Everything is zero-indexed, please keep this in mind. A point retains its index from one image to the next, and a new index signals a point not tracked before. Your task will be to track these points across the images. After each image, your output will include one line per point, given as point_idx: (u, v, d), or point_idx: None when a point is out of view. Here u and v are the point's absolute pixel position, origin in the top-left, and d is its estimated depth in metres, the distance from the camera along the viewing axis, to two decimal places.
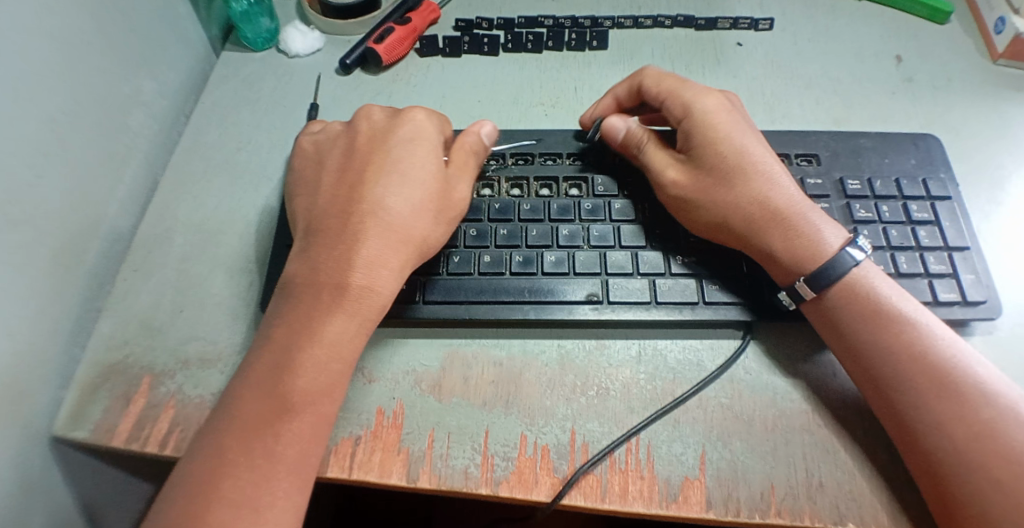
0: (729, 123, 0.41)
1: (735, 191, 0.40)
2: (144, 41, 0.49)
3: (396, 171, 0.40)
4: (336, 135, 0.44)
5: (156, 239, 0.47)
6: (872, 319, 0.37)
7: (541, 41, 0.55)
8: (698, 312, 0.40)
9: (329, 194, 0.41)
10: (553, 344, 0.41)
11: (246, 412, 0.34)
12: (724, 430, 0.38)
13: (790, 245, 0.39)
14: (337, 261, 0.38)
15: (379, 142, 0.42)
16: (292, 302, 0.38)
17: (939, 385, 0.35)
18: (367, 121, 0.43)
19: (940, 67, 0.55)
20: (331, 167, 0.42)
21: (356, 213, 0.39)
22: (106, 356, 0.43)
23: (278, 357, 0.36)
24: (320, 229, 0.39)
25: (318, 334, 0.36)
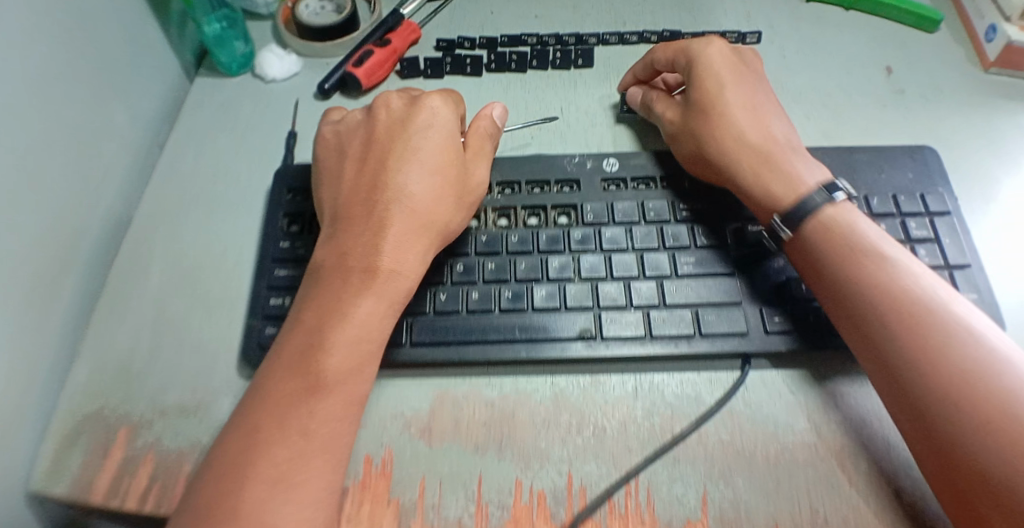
0: (723, 74, 0.45)
1: (722, 128, 0.43)
2: (113, 72, 0.47)
3: (418, 158, 0.40)
4: (354, 122, 0.44)
5: (130, 279, 0.46)
6: (860, 276, 0.37)
7: (524, 60, 0.54)
8: (694, 345, 0.39)
9: (351, 183, 0.40)
10: (546, 382, 0.40)
11: (277, 394, 0.33)
12: (726, 467, 0.37)
13: (761, 177, 0.42)
14: (362, 244, 0.38)
15: (399, 129, 0.42)
16: (318, 286, 0.37)
17: (929, 346, 0.34)
18: (387, 105, 0.43)
19: (931, 77, 0.54)
20: (352, 155, 0.42)
21: (380, 201, 0.39)
22: (80, 405, 0.41)
23: (307, 339, 0.35)
24: (345, 215, 0.39)
25: (347, 314, 0.35)
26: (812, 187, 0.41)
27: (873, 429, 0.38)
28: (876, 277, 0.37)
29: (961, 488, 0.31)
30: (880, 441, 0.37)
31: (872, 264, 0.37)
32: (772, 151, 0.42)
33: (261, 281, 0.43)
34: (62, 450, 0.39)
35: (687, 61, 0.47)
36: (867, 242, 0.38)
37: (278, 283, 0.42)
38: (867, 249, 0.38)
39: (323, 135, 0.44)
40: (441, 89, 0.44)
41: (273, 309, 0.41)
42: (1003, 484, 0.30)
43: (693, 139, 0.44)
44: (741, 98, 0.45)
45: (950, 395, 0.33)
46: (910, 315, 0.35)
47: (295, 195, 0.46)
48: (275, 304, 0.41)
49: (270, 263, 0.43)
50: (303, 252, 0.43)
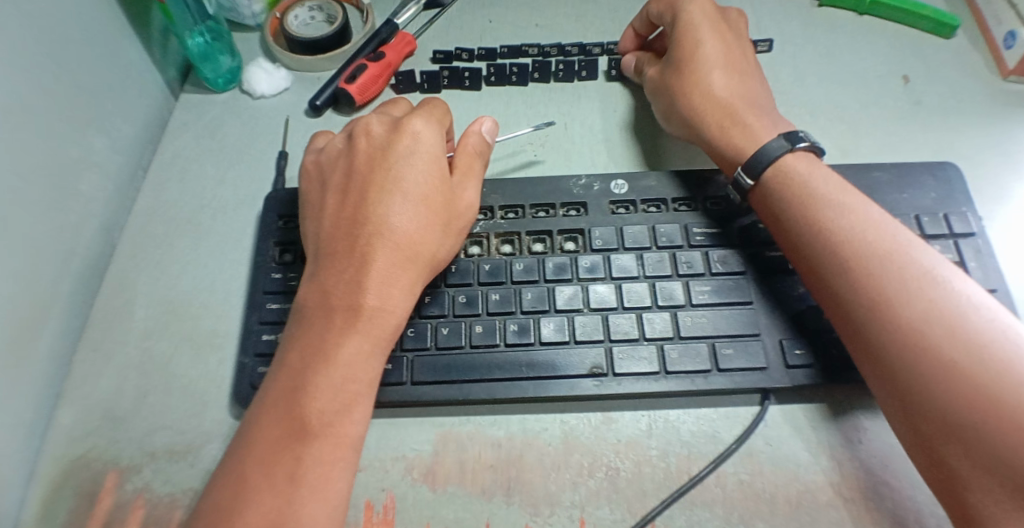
0: (699, 30, 0.47)
1: (693, 86, 0.45)
2: (93, 95, 0.44)
3: (399, 185, 0.38)
4: (333, 150, 0.41)
5: (116, 313, 0.43)
6: (838, 247, 0.37)
7: (526, 73, 0.52)
8: (711, 381, 0.37)
9: (332, 216, 0.38)
10: (556, 420, 0.38)
11: (263, 442, 0.32)
12: (747, 511, 0.35)
13: (723, 129, 0.44)
14: (344, 280, 0.35)
15: (381, 157, 0.39)
16: (299, 328, 0.35)
17: (890, 293, 0.34)
18: (366, 130, 0.40)
19: (949, 86, 0.52)
20: (333, 187, 0.39)
21: (363, 234, 0.36)
22: (65, 452, 0.39)
23: (288, 385, 0.33)
24: (325, 250, 0.37)
25: (329, 355, 0.33)
26: (772, 138, 0.42)
27: (900, 466, 0.36)
28: (837, 226, 0.37)
29: (930, 435, 0.31)
30: (907, 479, 0.36)
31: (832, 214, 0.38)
32: (737, 105, 0.44)
33: (252, 316, 0.40)
34: (46, 501, 0.37)
35: (674, 19, 0.48)
36: (845, 213, 0.38)
37: (270, 318, 0.40)
38: (827, 200, 0.39)
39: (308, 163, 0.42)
40: (422, 109, 0.41)
41: (265, 345, 0.39)
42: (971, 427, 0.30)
43: (668, 97, 0.47)
44: (718, 59, 0.46)
45: (913, 341, 0.33)
46: (870, 263, 0.36)
47: (287, 222, 0.43)
48: (267, 340, 0.39)
49: (261, 296, 0.41)
50: (296, 284, 0.41)
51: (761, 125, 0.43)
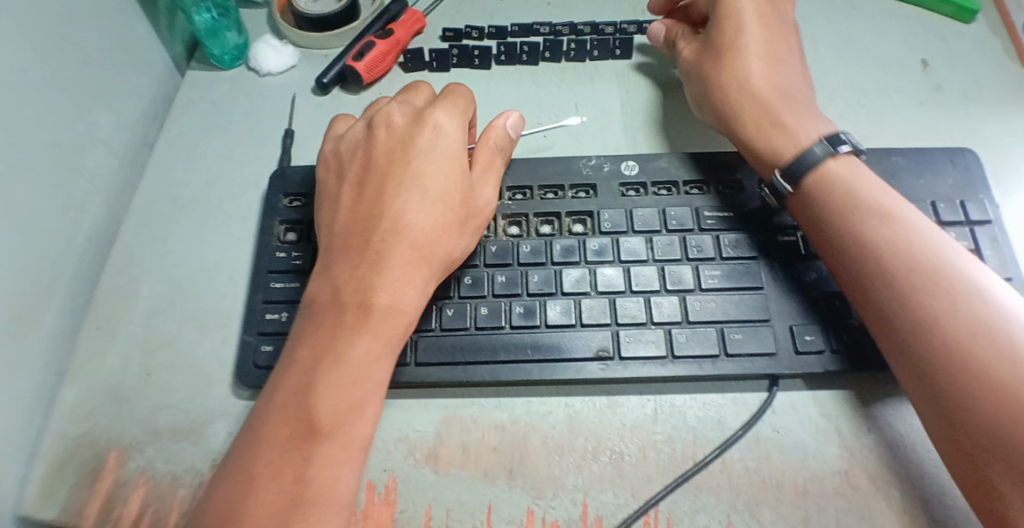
0: (742, 17, 0.44)
1: (729, 74, 0.43)
2: (99, 71, 0.44)
3: (417, 180, 0.37)
4: (352, 140, 0.40)
5: (122, 290, 0.43)
6: (877, 255, 0.35)
7: (537, 52, 0.50)
8: (719, 366, 0.37)
9: (347, 209, 0.37)
10: (560, 404, 0.37)
11: (270, 440, 0.31)
12: (752, 499, 0.34)
13: (763, 124, 0.41)
14: (357, 277, 0.35)
15: (400, 149, 0.38)
16: (310, 325, 0.34)
17: (914, 287, 0.33)
18: (386, 121, 0.39)
19: (972, 72, 0.50)
20: (350, 179, 0.38)
21: (377, 230, 0.36)
22: (71, 427, 0.39)
23: (298, 382, 0.32)
24: (339, 245, 0.36)
25: (341, 355, 0.33)
26: (813, 140, 0.40)
27: (913, 454, 0.35)
28: (852, 217, 0.36)
29: (973, 454, 0.30)
30: (919, 467, 0.35)
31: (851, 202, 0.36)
32: (769, 98, 0.42)
33: (257, 294, 0.40)
34: (54, 476, 0.37)
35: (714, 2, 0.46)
36: (885, 220, 0.36)
37: (275, 296, 0.39)
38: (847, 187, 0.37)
39: (327, 152, 0.41)
40: (445, 101, 0.40)
41: (269, 324, 0.39)
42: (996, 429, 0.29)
43: (701, 83, 0.45)
44: (760, 48, 0.43)
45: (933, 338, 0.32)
46: (889, 257, 0.34)
47: (292, 201, 0.43)
48: (272, 319, 0.39)
49: (266, 275, 0.40)
50: (302, 262, 0.40)
51: (800, 125, 0.40)
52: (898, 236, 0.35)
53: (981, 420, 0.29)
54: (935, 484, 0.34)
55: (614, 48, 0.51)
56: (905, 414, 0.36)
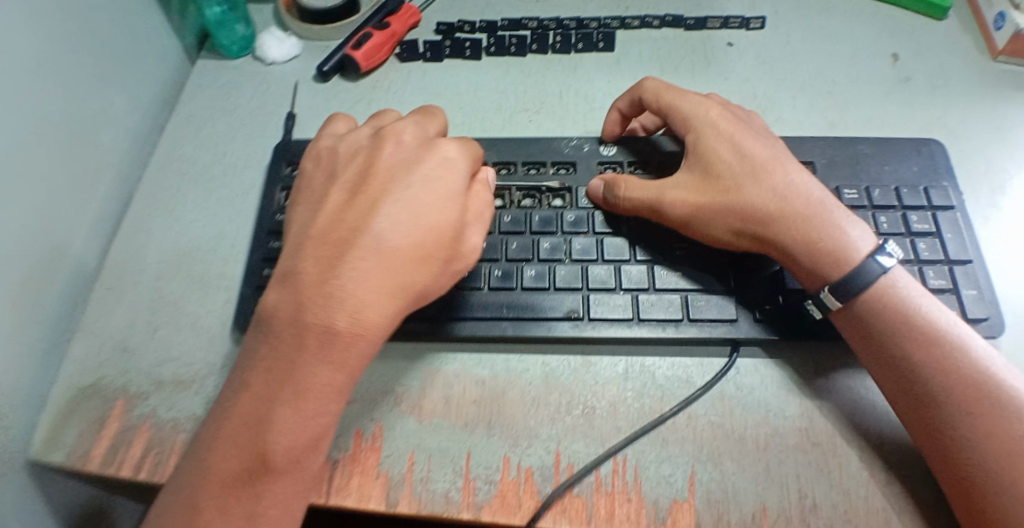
0: (732, 130, 0.41)
1: (745, 201, 0.39)
2: (115, 54, 0.47)
3: (399, 206, 0.35)
4: (353, 147, 0.40)
5: (129, 256, 0.46)
6: (921, 343, 0.35)
7: (524, 44, 0.54)
8: (682, 330, 0.39)
9: (325, 220, 0.36)
10: (538, 362, 0.40)
11: (219, 461, 0.32)
12: (715, 450, 0.37)
13: (810, 247, 0.38)
14: (320, 301, 0.33)
15: (398, 169, 0.37)
16: (269, 342, 0.33)
17: (957, 386, 0.34)
18: (389, 137, 0.39)
19: (938, 66, 0.53)
20: (335, 189, 0.37)
21: (348, 251, 0.34)
22: (79, 379, 0.41)
23: (250, 405, 0.32)
24: (309, 260, 0.34)
25: (299, 379, 0.32)
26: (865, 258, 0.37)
27: (864, 414, 0.38)
28: (868, 301, 0.37)
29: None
30: (869, 425, 0.37)
31: (866, 279, 0.37)
32: (748, 181, 0.39)
33: (255, 253, 0.43)
34: (60, 423, 0.40)
35: (687, 124, 0.42)
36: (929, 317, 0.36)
37: (273, 255, 0.42)
38: (863, 261, 0.37)
39: (321, 152, 0.41)
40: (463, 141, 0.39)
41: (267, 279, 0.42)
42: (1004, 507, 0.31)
43: (707, 206, 0.39)
44: (765, 151, 0.40)
45: (949, 426, 0.34)
46: (910, 338, 0.36)
47: (293, 169, 0.46)
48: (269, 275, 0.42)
49: (266, 235, 0.43)
50: None
51: (840, 231, 0.38)
52: (913, 316, 0.36)
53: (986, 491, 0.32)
54: (883, 440, 0.37)
55: (598, 41, 0.54)
56: (858, 377, 0.39)
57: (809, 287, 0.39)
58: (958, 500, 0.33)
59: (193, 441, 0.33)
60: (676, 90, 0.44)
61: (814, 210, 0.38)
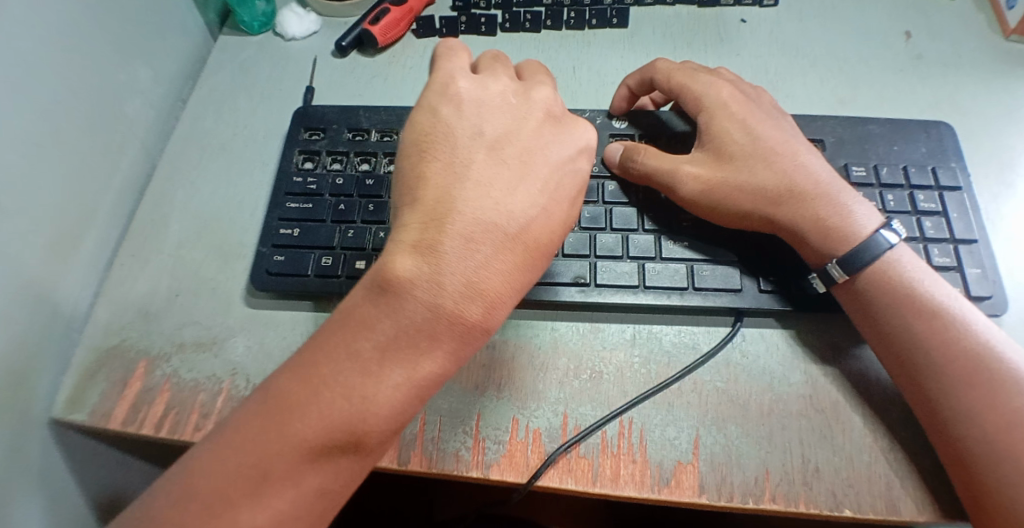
0: (743, 110, 0.41)
1: (754, 179, 0.39)
2: (140, 28, 0.49)
3: (549, 194, 0.35)
4: (501, 104, 0.36)
5: (153, 225, 0.48)
6: (921, 318, 0.36)
7: (539, 20, 0.55)
8: (686, 298, 0.40)
9: (469, 187, 0.33)
10: (547, 327, 0.41)
11: (303, 432, 0.29)
12: (719, 415, 0.37)
13: (819, 224, 0.38)
14: (459, 287, 0.31)
15: (541, 148, 0.36)
16: (389, 319, 0.30)
17: (960, 364, 0.34)
18: (534, 107, 0.37)
19: (952, 44, 0.53)
20: (476, 152, 0.34)
21: (485, 231, 0.32)
22: (103, 341, 0.43)
23: (350, 382, 0.30)
24: (451, 229, 0.31)
25: (416, 367, 0.30)
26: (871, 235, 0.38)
27: (866, 384, 0.38)
28: (869, 277, 0.37)
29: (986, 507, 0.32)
30: (871, 396, 0.38)
31: (868, 255, 0.37)
32: (760, 163, 0.39)
33: (273, 214, 0.45)
34: (86, 382, 0.41)
35: (697, 103, 0.42)
36: (932, 295, 0.36)
37: (289, 215, 0.45)
38: (866, 237, 0.37)
39: (458, 93, 0.36)
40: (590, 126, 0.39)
41: (283, 238, 0.44)
42: (996, 478, 0.32)
43: (717, 182, 0.39)
44: (773, 132, 0.41)
45: (948, 404, 0.34)
46: (919, 316, 0.36)
47: (311, 135, 0.48)
48: (284, 234, 0.44)
49: (283, 197, 0.45)
50: (315, 188, 0.45)
51: (850, 211, 0.38)
52: (916, 293, 0.36)
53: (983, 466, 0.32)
54: (885, 411, 0.37)
55: (611, 17, 0.55)
56: (862, 347, 0.39)
57: (812, 264, 0.39)
58: (955, 473, 0.33)
59: (264, 394, 0.30)
60: (684, 69, 0.44)
61: (825, 192, 0.39)
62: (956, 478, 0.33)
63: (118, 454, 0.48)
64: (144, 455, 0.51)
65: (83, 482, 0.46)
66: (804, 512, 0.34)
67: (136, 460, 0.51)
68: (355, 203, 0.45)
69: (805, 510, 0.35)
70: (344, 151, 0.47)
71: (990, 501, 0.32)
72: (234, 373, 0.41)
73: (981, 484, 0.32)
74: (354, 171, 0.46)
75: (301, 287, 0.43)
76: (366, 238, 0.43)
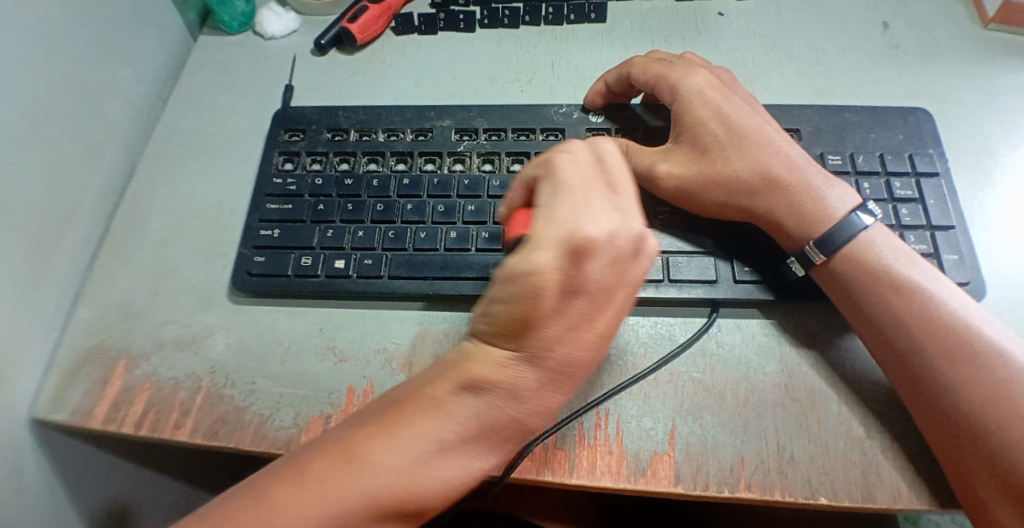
0: (719, 99, 0.41)
1: (729, 170, 0.39)
2: (119, 28, 0.48)
3: (620, 324, 0.33)
4: (615, 247, 0.31)
5: (134, 225, 0.48)
6: (905, 299, 0.36)
7: (518, 16, 0.55)
8: (662, 290, 0.40)
9: (561, 300, 0.31)
10: None
11: (380, 492, 0.29)
12: (695, 404, 0.38)
13: (795, 211, 0.38)
14: (539, 399, 0.32)
15: (626, 276, 0.32)
16: (477, 424, 0.31)
17: (944, 344, 0.34)
18: (638, 238, 0.32)
19: (929, 34, 0.53)
20: (583, 291, 0.31)
21: (575, 342, 0.32)
22: (84, 340, 0.43)
23: (421, 466, 0.30)
24: (544, 324, 0.31)
25: (487, 470, 0.32)
26: (846, 218, 0.38)
27: (843, 369, 0.38)
28: (850, 262, 0.37)
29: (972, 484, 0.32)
30: (846, 381, 0.38)
31: (843, 236, 0.37)
32: (735, 152, 0.40)
33: (253, 213, 0.45)
34: (67, 383, 0.42)
35: (673, 94, 0.42)
36: (914, 275, 0.36)
37: (268, 214, 0.45)
38: (841, 218, 0.38)
39: (568, 199, 0.31)
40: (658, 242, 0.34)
41: (264, 239, 0.44)
42: (981, 454, 0.32)
43: (695, 175, 0.40)
44: (749, 120, 0.41)
45: (933, 383, 0.34)
46: (909, 300, 0.36)
47: (291, 135, 0.48)
48: (265, 235, 0.44)
49: (263, 198, 0.46)
50: (295, 188, 0.45)
51: (827, 199, 0.38)
52: (897, 274, 0.36)
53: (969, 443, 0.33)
54: (862, 393, 0.37)
55: (589, 12, 0.55)
56: (840, 333, 0.39)
57: (789, 249, 0.39)
58: (941, 446, 0.34)
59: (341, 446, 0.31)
60: (659, 61, 0.44)
61: (800, 179, 0.39)
62: (939, 452, 0.34)
63: (102, 452, 0.48)
64: (129, 452, 0.52)
65: (67, 481, 0.46)
66: (780, 500, 0.35)
67: (121, 459, 0.51)
68: (334, 202, 0.45)
69: (781, 498, 0.35)
70: (324, 151, 0.47)
71: (977, 471, 0.32)
72: (215, 370, 0.41)
73: (968, 455, 0.33)
74: (334, 171, 0.46)
75: (283, 288, 0.43)
76: (346, 236, 0.43)
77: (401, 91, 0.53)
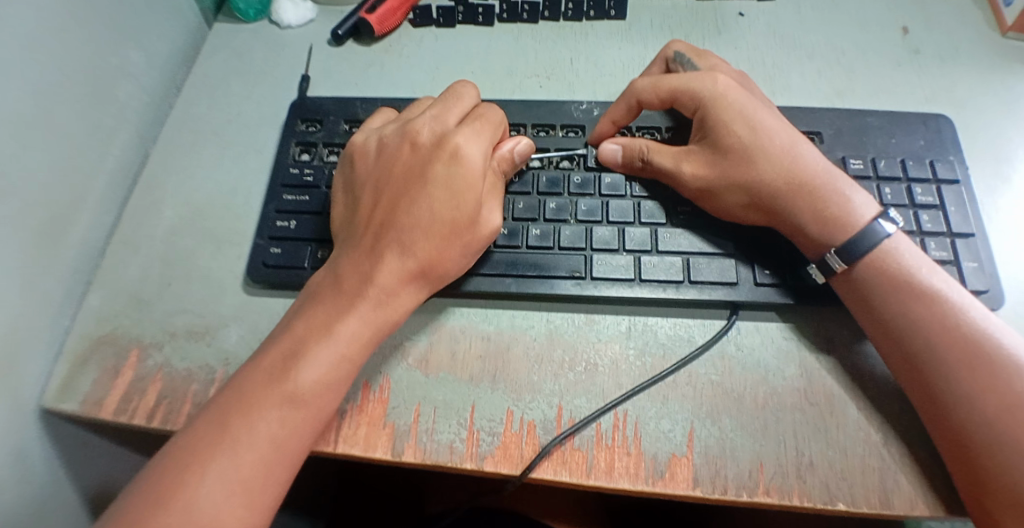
0: (742, 99, 0.41)
1: (754, 174, 0.39)
2: (134, 14, 0.48)
3: (436, 198, 0.37)
4: (385, 150, 0.40)
5: (146, 212, 0.47)
6: (924, 310, 0.36)
7: (537, 10, 0.54)
8: (683, 291, 0.40)
9: (369, 199, 0.39)
10: (542, 319, 0.41)
11: (253, 393, 0.33)
12: (714, 407, 0.37)
13: (821, 217, 0.38)
14: (360, 272, 0.36)
15: (420, 166, 0.38)
16: (313, 308, 0.36)
17: (961, 357, 0.34)
18: (413, 144, 0.39)
19: (949, 40, 0.53)
20: (372, 192, 0.39)
21: (389, 226, 0.37)
22: (95, 329, 0.43)
23: (277, 351, 0.35)
24: (366, 223, 0.38)
25: (333, 339, 0.35)
26: (869, 225, 0.37)
27: (863, 376, 0.38)
28: (869, 271, 0.37)
29: (983, 499, 0.32)
30: (867, 389, 0.38)
31: (867, 244, 0.37)
32: (760, 156, 0.39)
33: (269, 204, 0.45)
34: (77, 371, 0.41)
35: (695, 95, 0.42)
36: (934, 286, 0.36)
37: (285, 206, 0.44)
38: (865, 226, 0.37)
39: (363, 132, 0.42)
40: (475, 126, 0.39)
41: (279, 230, 0.43)
42: (998, 470, 0.32)
43: (720, 180, 0.40)
44: (772, 122, 0.41)
45: (950, 396, 0.34)
46: (925, 312, 0.35)
47: (307, 126, 0.48)
48: (281, 226, 0.44)
49: (279, 189, 0.45)
50: (311, 179, 0.45)
51: (851, 206, 0.38)
52: (917, 285, 0.36)
53: (980, 456, 0.32)
54: (881, 400, 0.37)
55: (609, 9, 0.54)
56: (865, 343, 0.39)
57: (810, 255, 0.39)
58: (954, 460, 0.33)
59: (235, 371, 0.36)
60: (668, 78, 0.43)
61: (822, 182, 0.39)
62: (954, 467, 0.33)
63: (111, 441, 0.48)
64: (137, 441, 0.51)
65: (74, 469, 0.45)
66: (798, 505, 0.34)
67: (127, 448, 0.50)
68: None
69: (800, 503, 0.35)
70: (341, 143, 0.47)
71: (991, 485, 0.32)
72: (228, 362, 0.41)
73: (983, 469, 0.32)
74: None
75: (297, 282, 0.42)
76: None
77: (417, 83, 0.52)
